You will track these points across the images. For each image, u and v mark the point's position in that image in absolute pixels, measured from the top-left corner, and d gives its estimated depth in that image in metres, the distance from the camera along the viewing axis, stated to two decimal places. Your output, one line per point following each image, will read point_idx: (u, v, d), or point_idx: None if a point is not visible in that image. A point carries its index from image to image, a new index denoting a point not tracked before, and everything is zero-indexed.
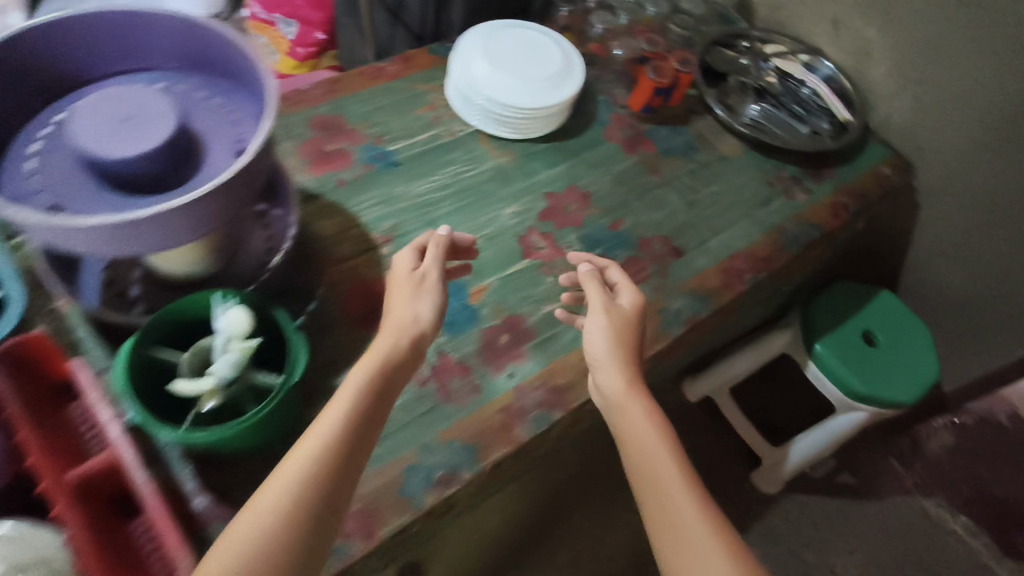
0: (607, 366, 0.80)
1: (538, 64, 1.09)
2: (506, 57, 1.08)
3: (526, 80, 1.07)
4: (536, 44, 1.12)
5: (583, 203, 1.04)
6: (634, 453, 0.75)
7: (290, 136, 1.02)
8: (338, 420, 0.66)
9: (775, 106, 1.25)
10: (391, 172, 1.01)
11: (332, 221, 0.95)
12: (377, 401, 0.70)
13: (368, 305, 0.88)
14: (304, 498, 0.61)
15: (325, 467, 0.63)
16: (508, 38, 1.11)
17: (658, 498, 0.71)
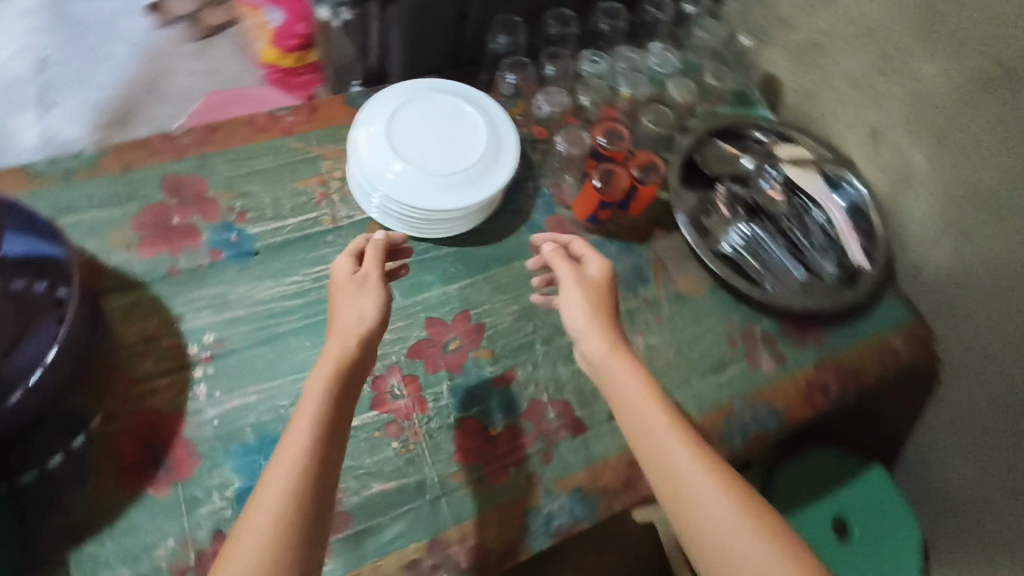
0: (589, 331, 0.67)
1: (456, 151, 0.85)
2: (415, 137, 0.84)
3: (432, 172, 0.82)
4: (461, 120, 0.87)
5: (471, 340, 0.82)
6: (635, 422, 0.61)
7: (132, 196, 0.83)
8: (311, 423, 0.57)
9: (768, 234, 0.97)
10: (239, 266, 0.81)
11: (140, 323, 0.76)
12: (346, 396, 0.61)
13: (150, 450, 0.70)
14: (289, 516, 0.51)
15: (310, 482, 0.54)
16: (427, 109, 0.87)
17: (670, 473, 0.57)
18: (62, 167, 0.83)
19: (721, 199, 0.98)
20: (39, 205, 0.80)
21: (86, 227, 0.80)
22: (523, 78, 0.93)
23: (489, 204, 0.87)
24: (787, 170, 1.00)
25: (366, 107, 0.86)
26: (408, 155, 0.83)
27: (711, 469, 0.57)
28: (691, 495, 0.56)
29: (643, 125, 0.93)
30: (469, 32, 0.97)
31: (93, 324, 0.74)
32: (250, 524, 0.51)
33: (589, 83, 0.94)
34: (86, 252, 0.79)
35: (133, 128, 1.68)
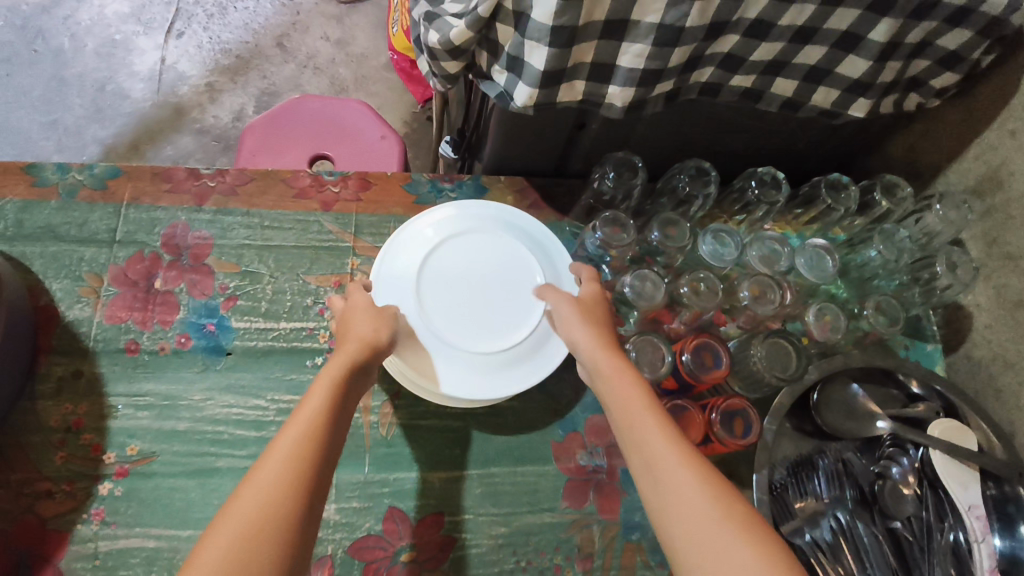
0: (591, 348, 0.59)
1: (484, 319, 0.66)
2: (455, 278, 0.67)
3: (439, 325, 0.64)
4: (520, 287, 0.68)
5: (430, 554, 0.64)
6: (638, 445, 0.52)
7: (126, 238, 0.72)
8: (315, 401, 0.51)
9: (873, 538, 0.70)
10: (205, 364, 0.68)
11: (69, 405, 0.64)
12: (349, 380, 0.54)
13: (12, 572, 0.59)
14: (280, 496, 0.44)
15: (306, 468, 0.47)
16: (493, 254, 0.69)
17: (674, 507, 0.48)
18: (72, 180, 0.74)
19: (827, 465, 0.73)
20: (31, 219, 0.71)
21: (64, 263, 0.70)
22: (613, 242, 0.69)
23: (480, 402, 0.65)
24: (936, 458, 0.72)
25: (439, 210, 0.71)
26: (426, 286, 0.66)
27: (726, 501, 0.47)
28: (703, 547, 0.46)
29: (750, 359, 0.66)
30: (580, 148, 0.77)
31: (16, 390, 0.63)
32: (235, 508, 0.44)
33: (699, 275, 0.70)
34: (49, 295, 0.68)
35: (245, 79, 1.60)
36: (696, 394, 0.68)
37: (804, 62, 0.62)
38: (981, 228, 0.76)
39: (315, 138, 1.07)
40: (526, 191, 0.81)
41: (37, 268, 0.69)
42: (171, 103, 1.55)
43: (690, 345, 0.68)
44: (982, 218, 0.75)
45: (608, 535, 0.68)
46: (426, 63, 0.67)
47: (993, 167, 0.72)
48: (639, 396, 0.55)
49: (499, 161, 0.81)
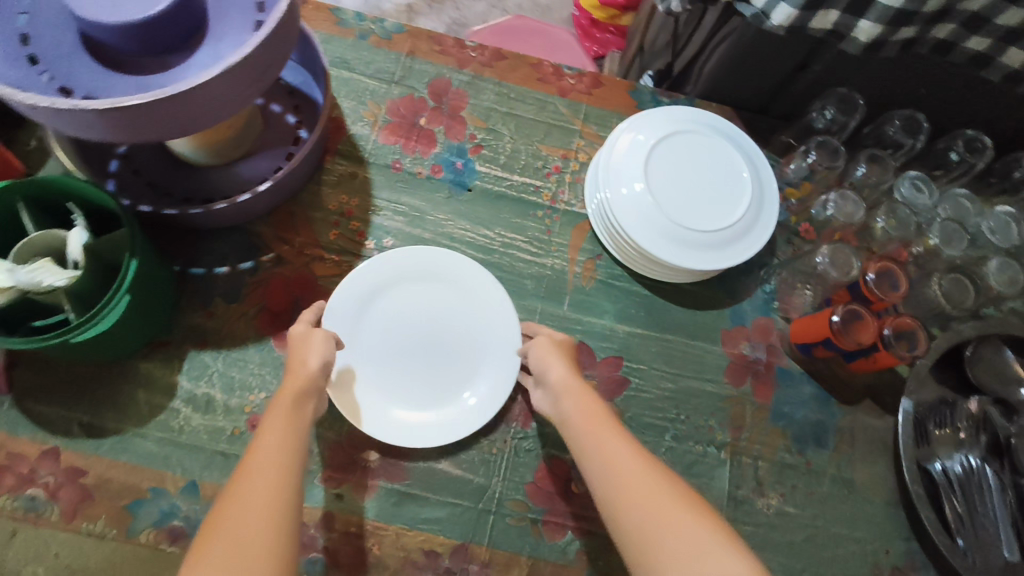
0: (555, 376, 0.64)
1: (450, 276, 0.75)
2: (672, 180, 0.77)
3: (648, 215, 0.75)
4: (731, 194, 0.77)
5: (607, 386, 0.75)
6: (598, 465, 0.54)
7: (401, 82, 0.86)
8: (274, 432, 0.52)
9: (1000, 484, 0.75)
10: (449, 192, 0.81)
11: (345, 196, 0.79)
12: (304, 408, 0.57)
13: (290, 310, 0.73)
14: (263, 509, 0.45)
15: (278, 483, 0.48)
16: (706, 171, 0.78)
17: (632, 504, 0.49)
18: (366, 27, 0.89)
19: (967, 412, 0.78)
20: (332, 50, 0.86)
21: (353, 87, 0.85)
22: (823, 165, 0.78)
23: (683, 276, 0.78)
24: None
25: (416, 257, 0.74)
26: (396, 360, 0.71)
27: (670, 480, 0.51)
28: (668, 540, 0.46)
29: (929, 288, 0.75)
30: (797, 87, 0.85)
31: (309, 175, 0.79)
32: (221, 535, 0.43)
33: (896, 209, 0.77)
34: (340, 110, 0.83)
35: (441, 8, 1.74)
36: (872, 308, 0.74)
37: None
38: None
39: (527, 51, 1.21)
40: (732, 118, 0.91)
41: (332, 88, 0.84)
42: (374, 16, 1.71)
43: (873, 267, 0.74)
44: None
45: (757, 416, 0.77)
46: None
47: None
48: (602, 425, 0.57)
49: (715, 88, 0.90)
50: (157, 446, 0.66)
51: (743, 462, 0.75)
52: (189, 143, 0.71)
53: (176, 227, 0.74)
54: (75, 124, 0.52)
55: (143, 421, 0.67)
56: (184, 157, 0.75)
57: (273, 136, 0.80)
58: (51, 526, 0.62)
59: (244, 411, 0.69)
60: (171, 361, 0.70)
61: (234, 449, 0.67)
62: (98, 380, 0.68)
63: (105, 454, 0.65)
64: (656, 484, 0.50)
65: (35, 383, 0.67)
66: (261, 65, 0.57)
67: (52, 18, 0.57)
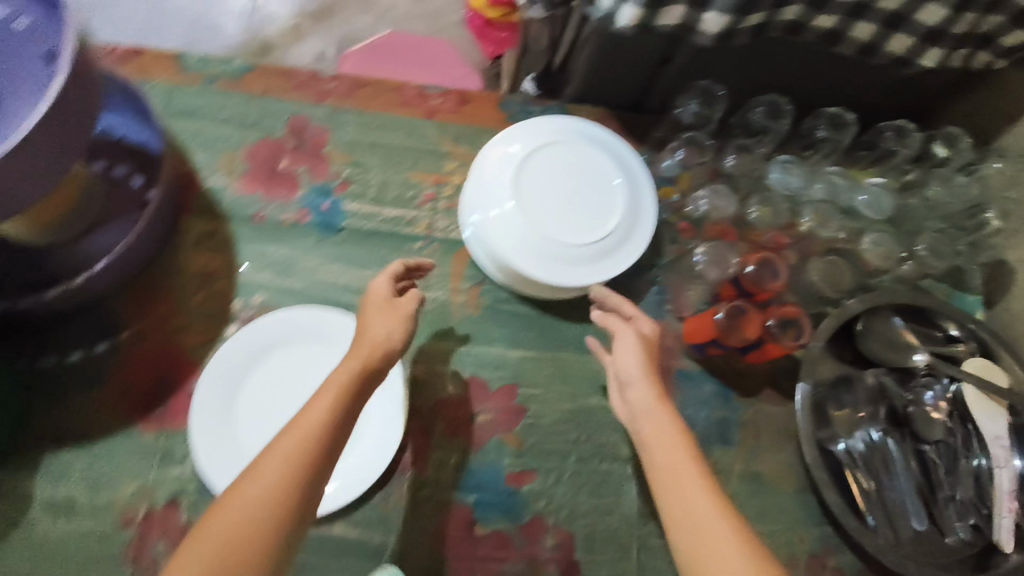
0: (639, 385, 0.62)
1: (322, 333, 0.72)
2: (547, 191, 0.75)
3: (520, 230, 0.73)
4: (606, 205, 0.75)
5: (504, 417, 0.73)
6: (667, 486, 0.55)
7: (256, 125, 0.81)
8: (332, 397, 0.52)
9: (902, 454, 0.77)
10: (319, 237, 0.77)
11: (205, 257, 0.74)
12: (369, 379, 0.55)
13: (153, 389, 0.68)
14: (286, 483, 0.47)
15: (299, 469, 0.47)
16: (581, 181, 0.76)
17: (694, 527, 0.52)
18: (212, 69, 0.83)
19: (864, 388, 0.79)
20: (176, 100, 0.81)
21: (204, 137, 0.79)
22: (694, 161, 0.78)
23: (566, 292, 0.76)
24: (965, 391, 0.78)
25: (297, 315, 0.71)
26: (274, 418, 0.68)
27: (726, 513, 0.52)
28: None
29: (809, 274, 0.75)
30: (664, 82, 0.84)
31: (162, 242, 0.73)
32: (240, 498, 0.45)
33: (770, 197, 0.77)
34: (191, 164, 0.78)
35: (329, 25, 1.69)
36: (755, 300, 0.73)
37: (886, 6, 0.68)
38: None
39: (402, 68, 1.17)
40: (607, 120, 0.89)
41: (180, 140, 0.79)
42: (259, 41, 1.65)
43: (750, 260, 0.73)
44: None
45: None
46: None
47: None
48: (678, 449, 0.57)
49: (585, 90, 0.88)
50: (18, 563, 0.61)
51: None
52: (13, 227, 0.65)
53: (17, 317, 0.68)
54: None
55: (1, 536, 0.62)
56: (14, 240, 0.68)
57: (118, 203, 0.74)
58: None
59: (115, 508, 0.64)
60: (26, 466, 0.64)
61: (106, 551, 0.62)
62: None
63: None
64: (717, 531, 0.51)
65: None
66: (51, 146, 0.52)
67: None
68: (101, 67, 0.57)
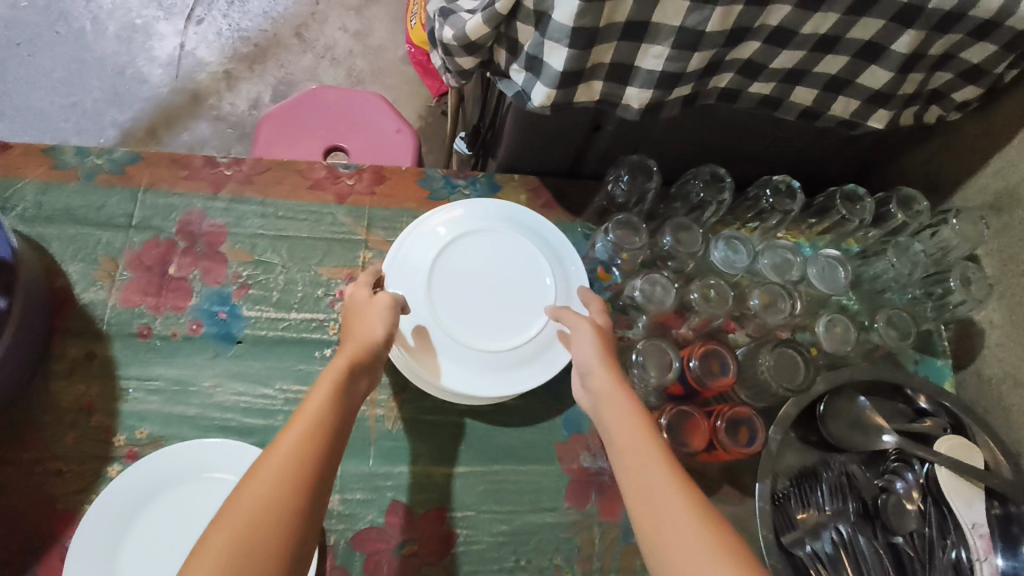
0: (598, 375, 0.58)
1: (210, 468, 0.63)
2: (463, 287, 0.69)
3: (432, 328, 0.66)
4: (530, 302, 0.69)
5: (430, 547, 0.65)
6: (628, 466, 0.51)
7: (142, 223, 0.72)
8: (332, 383, 0.51)
9: (874, 552, 0.69)
10: (215, 351, 0.69)
11: (82, 387, 0.65)
12: (366, 364, 0.56)
13: (17, 552, 0.59)
14: (315, 441, 0.46)
15: (313, 446, 0.46)
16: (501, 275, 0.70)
17: (655, 507, 0.47)
18: (91, 162, 0.74)
19: (830, 478, 0.72)
20: (49, 202, 0.72)
21: (81, 244, 0.71)
22: (626, 245, 0.69)
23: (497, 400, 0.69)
24: (940, 474, 0.72)
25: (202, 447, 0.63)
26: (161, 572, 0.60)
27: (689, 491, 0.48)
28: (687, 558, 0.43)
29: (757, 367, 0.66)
30: (597, 150, 0.76)
31: (30, 371, 0.65)
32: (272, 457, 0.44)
33: (712, 282, 0.69)
34: (65, 277, 0.69)
35: (263, 68, 1.59)
36: (703, 398, 0.67)
37: (828, 71, 0.62)
38: (997, 243, 0.78)
39: (330, 128, 1.09)
40: (539, 190, 0.81)
41: (53, 250, 0.70)
42: (188, 89, 1.55)
43: (695, 352, 0.67)
44: (999, 233, 0.77)
45: (608, 538, 0.68)
46: (441, 55, 0.65)
47: (1013, 180, 0.74)
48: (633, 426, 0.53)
49: (513, 161, 0.80)
50: None
51: None
52: None
53: None
54: None
55: None
56: None
57: None
58: None
59: None
60: None
61: None
62: None
63: None
64: (678, 513, 0.46)
65: None
66: None
67: None
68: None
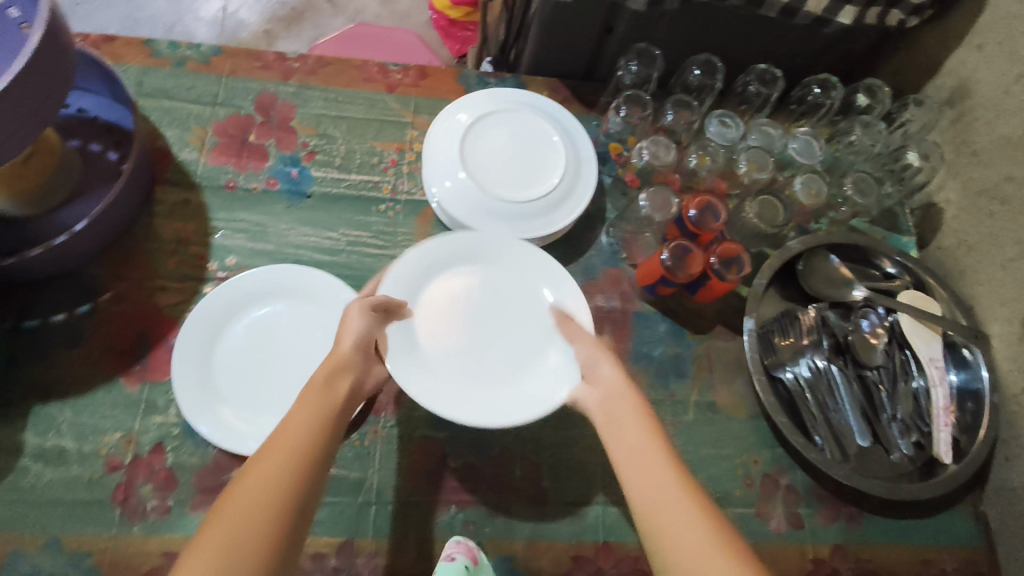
0: (605, 376, 0.62)
1: (300, 288, 0.76)
2: (499, 173, 0.80)
3: (429, 375, 0.66)
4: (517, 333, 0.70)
5: None
6: (640, 476, 0.52)
7: (225, 102, 0.86)
8: (309, 408, 0.53)
9: (846, 378, 0.82)
10: (289, 202, 0.82)
11: (180, 224, 0.78)
12: (339, 380, 0.58)
13: (134, 344, 0.72)
14: (294, 448, 0.49)
15: (287, 465, 0.47)
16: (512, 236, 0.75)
17: (668, 512, 0.49)
18: (181, 53, 0.88)
19: (806, 320, 0.83)
20: (148, 81, 0.85)
21: (176, 115, 0.84)
22: (637, 117, 0.85)
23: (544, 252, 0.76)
24: (903, 318, 0.84)
25: (276, 271, 0.76)
26: (247, 367, 0.72)
27: (698, 497, 0.50)
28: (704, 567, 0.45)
29: (745, 214, 0.82)
30: (609, 50, 0.90)
31: (138, 207, 0.78)
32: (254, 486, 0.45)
33: (707, 146, 0.83)
34: (164, 139, 0.83)
35: (299, 28, 1.74)
36: (700, 241, 0.80)
37: None
38: (951, 131, 0.89)
39: (370, 58, 1.24)
40: (559, 88, 0.94)
41: (153, 119, 0.83)
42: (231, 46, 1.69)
43: (689, 202, 0.80)
44: (953, 124, 0.89)
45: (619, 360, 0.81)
46: None
47: (964, 75, 0.86)
48: (641, 426, 0.56)
49: (535, 62, 0.93)
50: (9, 508, 0.64)
51: None
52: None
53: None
54: None
55: None
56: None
57: (95, 176, 0.78)
58: None
59: (100, 455, 0.67)
60: (12, 420, 0.67)
61: (94, 496, 0.66)
62: None
63: None
64: (692, 520, 0.48)
65: None
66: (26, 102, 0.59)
67: None
68: (75, 49, 0.65)
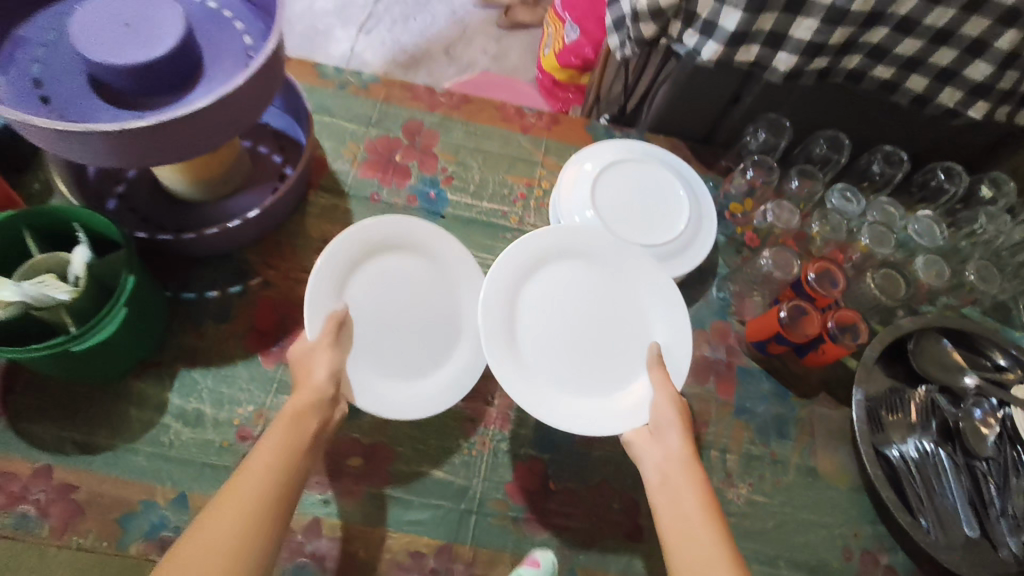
0: (670, 432, 0.63)
1: (431, 248, 0.76)
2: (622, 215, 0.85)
3: (530, 378, 0.70)
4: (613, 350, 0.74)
5: None
6: (685, 550, 0.54)
7: (377, 124, 0.94)
8: (276, 440, 0.56)
9: (954, 464, 0.80)
10: (424, 219, 0.88)
11: (327, 225, 0.85)
12: (309, 418, 0.59)
13: (275, 326, 0.78)
14: (261, 486, 0.52)
15: (258, 504, 0.51)
16: (643, 260, 0.76)
17: None
18: (344, 78, 0.97)
19: (915, 400, 0.84)
20: (313, 99, 0.95)
21: (334, 131, 0.93)
22: (761, 180, 0.91)
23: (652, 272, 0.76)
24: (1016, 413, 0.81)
25: (410, 224, 0.75)
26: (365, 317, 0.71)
27: None
28: None
29: (865, 283, 0.86)
30: (733, 119, 0.95)
31: (294, 206, 0.85)
32: (193, 547, 0.47)
33: (829, 216, 0.88)
34: (322, 149, 0.91)
35: (414, 73, 1.86)
36: (817, 304, 0.82)
37: (938, 62, 0.78)
38: None
39: None
40: (679, 147, 1.00)
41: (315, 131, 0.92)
42: None
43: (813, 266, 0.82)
44: None
45: (722, 412, 0.82)
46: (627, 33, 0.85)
47: None
48: (695, 498, 0.57)
49: (660, 121, 0.99)
50: (148, 460, 0.68)
51: (711, 455, 0.79)
52: (184, 180, 0.78)
53: (170, 258, 0.79)
54: (96, 145, 0.59)
55: (133, 437, 0.69)
56: (178, 193, 0.81)
57: (260, 173, 0.86)
58: (41, 541, 0.64)
59: (232, 424, 0.72)
60: (161, 379, 0.73)
61: (222, 461, 0.70)
62: (95, 395, 0.70)
63: (97, 470, 0.67)
64: None
65: (26, 407, 0.69)
66: (253, 93, 0.66)
67: (59, 64, 0.66)
68: None
